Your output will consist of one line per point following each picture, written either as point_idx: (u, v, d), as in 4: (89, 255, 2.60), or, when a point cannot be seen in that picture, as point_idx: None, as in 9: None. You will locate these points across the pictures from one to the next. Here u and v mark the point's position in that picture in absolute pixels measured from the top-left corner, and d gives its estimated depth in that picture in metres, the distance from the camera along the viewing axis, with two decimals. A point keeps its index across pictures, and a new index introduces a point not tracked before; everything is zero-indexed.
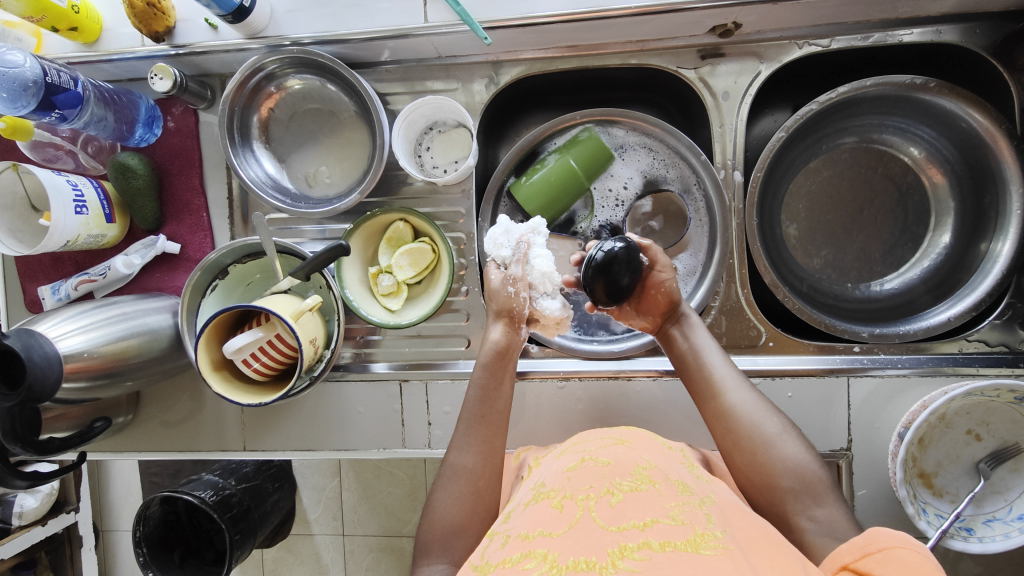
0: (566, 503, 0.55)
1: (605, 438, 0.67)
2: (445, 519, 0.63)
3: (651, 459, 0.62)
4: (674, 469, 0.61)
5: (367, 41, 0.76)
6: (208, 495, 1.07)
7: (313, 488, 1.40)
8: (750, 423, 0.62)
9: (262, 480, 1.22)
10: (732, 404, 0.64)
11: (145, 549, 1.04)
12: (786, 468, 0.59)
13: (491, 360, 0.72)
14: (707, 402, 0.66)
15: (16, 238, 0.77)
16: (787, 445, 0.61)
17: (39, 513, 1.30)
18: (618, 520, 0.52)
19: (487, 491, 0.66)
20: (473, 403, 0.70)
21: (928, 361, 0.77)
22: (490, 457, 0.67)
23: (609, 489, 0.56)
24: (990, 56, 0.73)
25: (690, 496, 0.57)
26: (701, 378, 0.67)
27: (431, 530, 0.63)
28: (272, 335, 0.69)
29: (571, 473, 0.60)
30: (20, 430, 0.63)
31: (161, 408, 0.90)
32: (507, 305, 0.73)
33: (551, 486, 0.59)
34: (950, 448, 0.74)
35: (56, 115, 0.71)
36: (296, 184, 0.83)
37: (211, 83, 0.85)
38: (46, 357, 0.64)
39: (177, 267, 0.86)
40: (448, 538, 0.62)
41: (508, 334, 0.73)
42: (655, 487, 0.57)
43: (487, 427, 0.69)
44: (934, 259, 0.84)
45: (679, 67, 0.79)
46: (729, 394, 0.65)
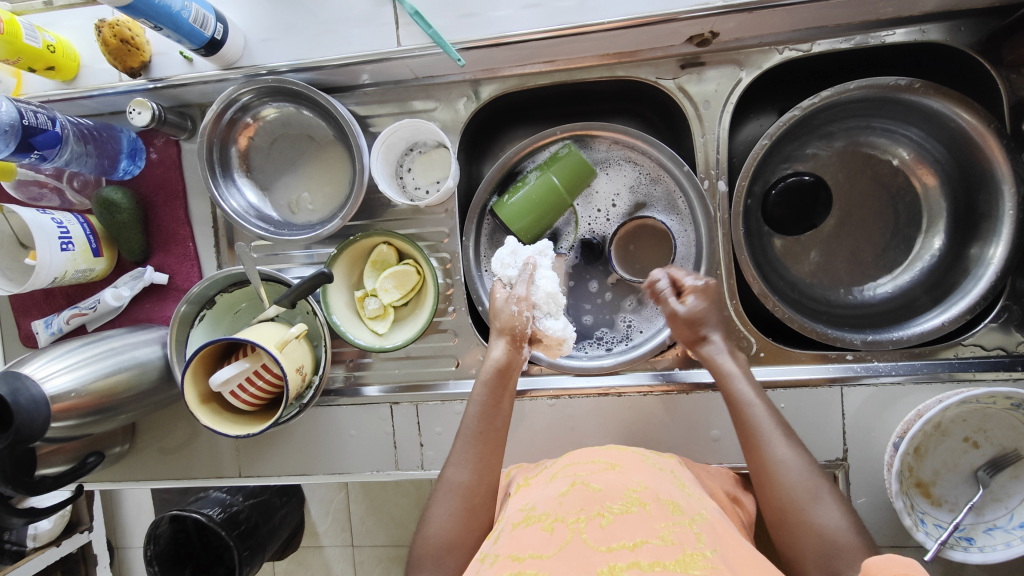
0: (557, 526, 0.55)
1: (596, 462, 0.67)
2: (438, 536, 0.63)
3: (642, 481, 0.62)
4: (665, 489, 0.61)
5: (342, 66, 0.75)
6: (215, 513, 1.09)
7: (321, 500, 1.41)
8: (794, 481, 0.58)
9: (270, 496, 1.23)
10: (778, 457, 0.60)
11: (156, 567, 1.06)
12: (825, 529, 0.56)
13: (491, 378, 0.70)
14: (753, 453, 0.62)
15: (5, 276, 0.78)
16: (830, 506, 0.57)
17: (53, 534, 1.32)
18: (608, 540, 0.52)
19: (482, 508, 0.65)
20: (471, 420, 0.69)
21: (923, 368, 0.76)
22: (486, 475, 0.67)
23: (599, 512, 0.56)
24: (976, 54, 0.72)
25: (680, 516, 0.56)
26: (743, 430, 0.64)
27: (425, 545, 0.63)
28: (257, 366, 0.70)
29: (562, 497, 0.59)
30: (12, 472, 0.64)
31: (158, 436, 0.91)
32: (513, 326, 0.72)
33: (541, 510, 0.58)
34: (948, 457, 0.72)
35: (35, 156, 0.71)
36: (278, 211, 0.83)
37: (192, 112, 0.85)
38: (34, 400, 0.65)
39: (166, 298, 0.87)
40: (441, 555, 0.62)
41: (509, 353, 0.72)
42: (645, 508, 0.56)
43: (484, 444, 0.68)
44: (926, 262, 0.82)
45: (658, 78, 0.78)
46: (769, 447, 0.61)
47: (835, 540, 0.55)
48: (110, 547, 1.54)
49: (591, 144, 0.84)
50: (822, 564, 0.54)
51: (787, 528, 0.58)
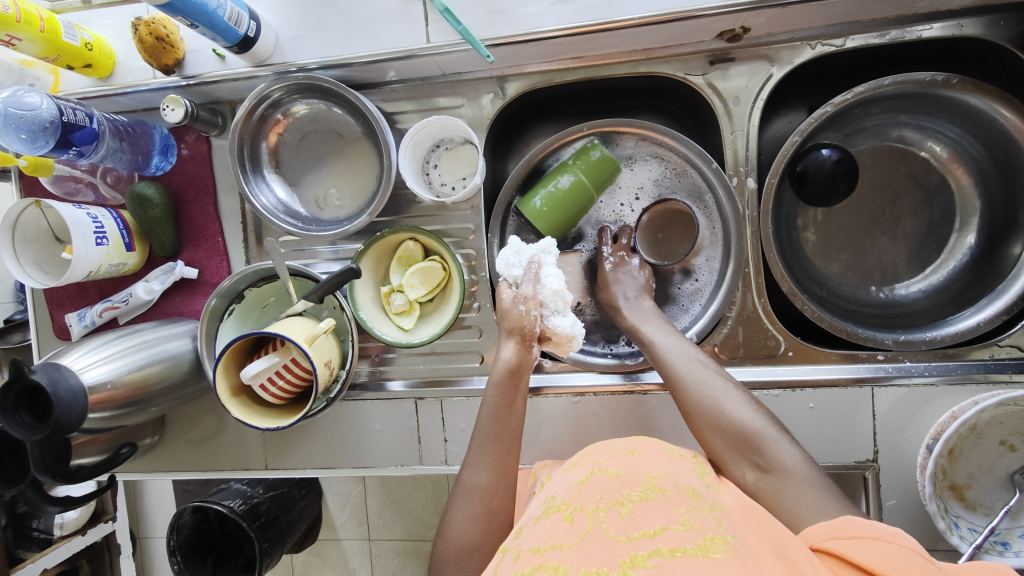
0: (577, 515, 0.54)
1: (614, 449, 0.66)
2: (459, 539, 0.62)
3: (660, 468, 0.61)
4: (684, 476, 0.60)
5: (371, 63, 0.76)
6: (236, 504, 1.10)
7: (338, 493, 1.42)
8: (708, 393, 0.65)
9: (290, 488, 1.25)
10: (690, 374, 0.67)
11: (179, 557, 1.08)
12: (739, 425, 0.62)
13: (503, 379, 0.71)
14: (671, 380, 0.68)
15: (42, 270, 0.80)
16: (739, 406, 0.63)
17: (79, 523, 1.34)
18: (628, 530, 0.51)
19: (501, 510, 0.65)
20: (486, 422, 0.69)
21: (957, 369, 0.74)
22: (503, 476, 0.66)
23: (618, 500, 0.54)
24: (1015, 49, 0.70)
25: (699, 502, 0.55)
26: (660, 364, 0.70)
27: (445, 550, 0.61)
28: (287, 360, 0.71)
29: (581, 486, 0.59)
30: (50, 461, 0.65)
31: (186, 428, 0.93)
32: (519, 325, 0.73)
33: (562, 499, 0.58)
34: (982, 460, 0.70)
35: (73, 153, 0.73)
36: (306, 207, 0.84)
37: (222, 109, 0.87)
38: (72, 391, 0.66)
39: (196, 292, 0.88)
40: (462, 559, 0.60)
41: (519, 353, 0.72)
42: (665, 494, 0.55)
43: (500, 445, 0.68)
44: (961, 261, 0.80)
45: (687, 73, 0.78)
46: (696, 390, 0.65)
47: (747, 431, 0.61)
48: (133, 537, 1.56)
49: (617, 140, 0.84)
50: (739, 457, 0.60)
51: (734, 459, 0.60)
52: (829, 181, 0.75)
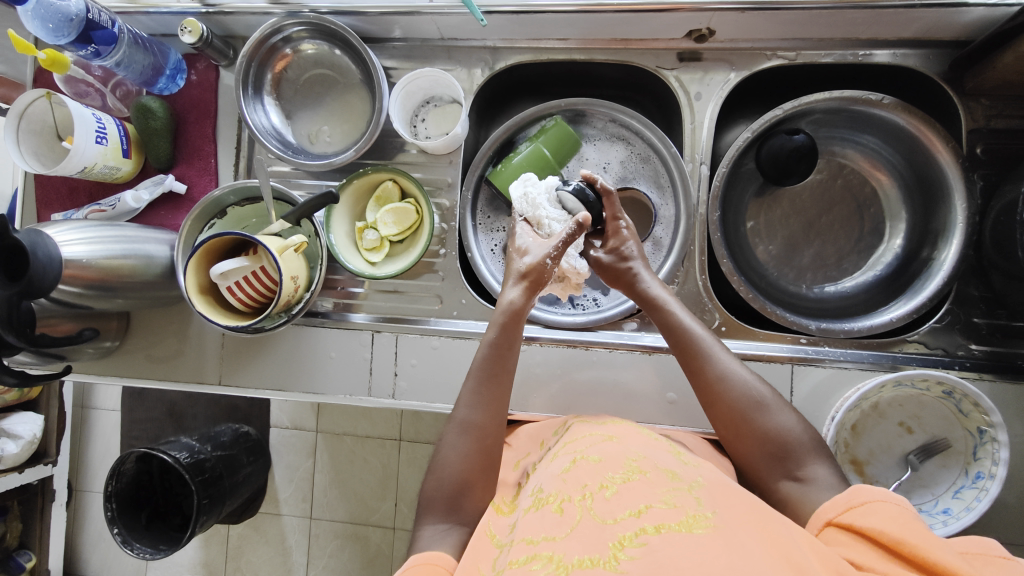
0: (566, 506, 0.56)
1: (593, 436, 0.68)
2: (453, 475, 0.67)
3: (639, 451, 0.63)
4: (661, 458, 0.62)
5: (378, 15, 0.84)
6: (183, 457, 1.10)
7: (287, 467, 1.42)
8: (741, 392, 0.66)
9: (238, 452, 1.27)
10: (722, 370, 0.68)
11: (113, 504, 1.06)
12: (773, 428, 0.64)
13: (504, 320, 0.73)
14: (698, 371, 0.69)
15: (39, 161, 0.85)
16: (774, 411, 0.65)
17: (18, 459, 1.32)
18: (615, 512, 0.53)
19: (493, 449, 0.70)
20: (481, 359, 0.73)
21: (870, 358, 0.81)
22: (497, 416, 0.71)
23: (602, 484, 0.57)
24: (942, 81, 0.80)
25: (679, 482, 0.57)
26: (688, 352, 0.70)
27: (437, 487, 0.67)
28: (256, 267, 0.76)
29: (566, 474, 0.61)
30: (16, 319, 0.69)
31: (148, 341, 0.95)
32: (537, 274, 0.74)
33: (548, 490, 0.60)
34: (882, 438, 0.77)
35: (91, 50, 0.79)
36: (298, 139, 0.91)
37: (234, 44, 0.94)
38: (49, 257, 0.71)
39: (181, 207, 0.93)
40: (454, 499, 0.66)
41: (524, 298, 0.74)
42: (645, 476, 0.57)
43: (497, 386, 0.72)
44: (883, 266, 0.89)
45: (658, 66, 0.86)
46: (716, 364, 0.68)
47: (785, 439, 0.63)
48: (69, 488, 1.54)
49: (587, 118, 0.92)
50: (775, 465, 0.63)
51: (742, 432, 0.65)
52: (788, 160, 0.82)
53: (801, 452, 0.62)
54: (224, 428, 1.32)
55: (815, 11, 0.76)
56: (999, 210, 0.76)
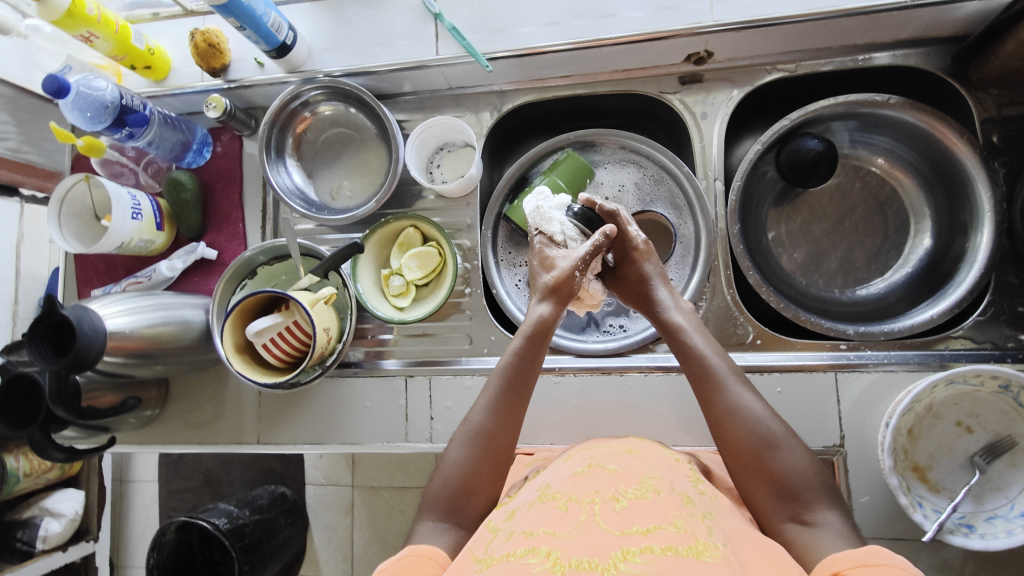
0: (571, 505, 0.58)
1: (613, 448, 0.72)
2: (457, 478, 0.67)
3: (657, 470, 0.66)
4: (679, 482, 0.64)
5: (389, 72, 0.88)
6: (222, 523, 1.10)
7: (325, 527, 1.40)
8: (751, 428, 0.63)
9: (276, 514, 1.26)
10: (734, 403, 0.65)
11: None
12: (782, 468, 0.61)
13: (531, 333, 0.73)
14: (712, 401, 0.66)
15: (79, 240, 0.89)
16: (785, 450, 0.62)
17: (61, 538, 1.28)
18: (622, 525, 0.54)
19: (504, 456, 0.70)
20: (505, 372, 0.72)
21: (915, 358, 0.78)
22: (507, 421, 0.70)
23: (614, 496, 0.59)
24: (946, 76, 0.81)
25: (692, 509, 0.58)
26: (700, 380, 0.68)
27: (442, 487, 0.67)
28: (290, 322, 0.77)
29: (578, 477, 0.64)
30: (64, 393, 0.71)
31: (187, 407, 0.97)
32: (564, 286, 0.75)
33: (557, 488, 0.63)
34: (942, 440, 0.73)
35: (126, 132, 0.84)
36: (320, 196, 0.94)
37: (256, 114, 0.99)
38: (95, 331, 0.72)
39: (213, 272, 0.96)
40: (456, 502, 0.66)
41: (552, 312, 0.74)
42: (659, 496, 0.59)
43: (515, 396, 0.71)
44: (916, 262, 0.87)
45: (661, 92, 0.89)
46: (731, 394, 0.65)
47: (793, 482, 0.60)
48: (110, 565, 1.53)
49: (597, 146, 0.94)
50: (779, 508, 0.59)
51: (748, 469, 0.62)
52: (811, 166, 0.83)
53: (809, 496, 0.59)
54: (262, 491, 1.32)
55: (809, 23, 0.77)
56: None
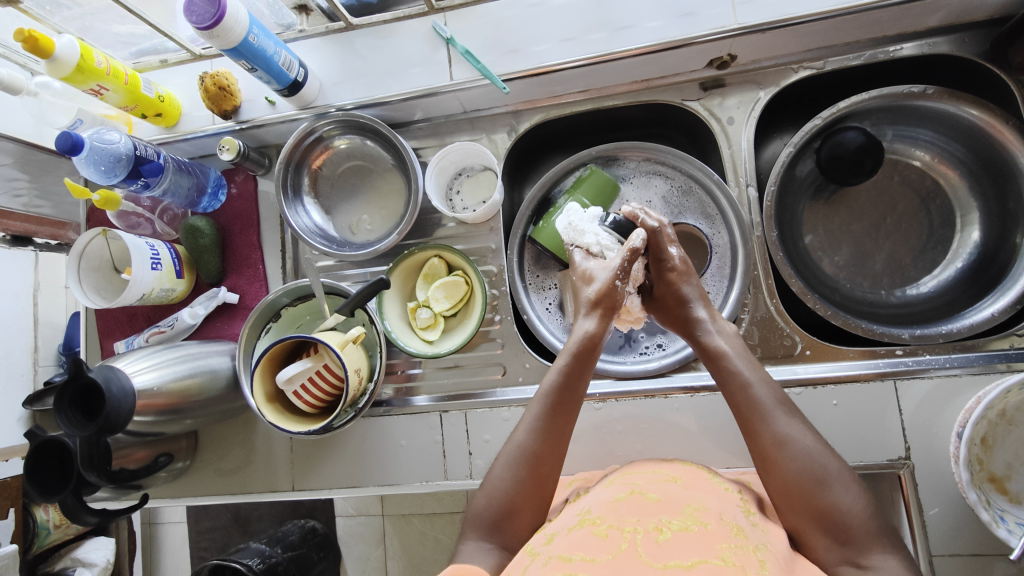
0: (611, 531, 0.56)
1: (656, 474, 0.67)
2: (500, 498, 0.65)
3: (703, 500, 0.61)
4: (728, 511, 0.59)
5: (402, 101, 0.86)
6: (255, 563, 1.07)
7: (357, 558, 1.29)
8: (801, 463, 0.60)
9: (308, 549, 1.20)
10: (782, 435, 0.61)
11: None
12: (835, 507, 0.58)
13: (577, 349, 0.69)
14: (757, 431, 0.63)
15: (100, 294, 0.87)
16: (839, 488, 0.59)
17: None
18: (664, 558, 0.52)
19: (549, 477, 0.67)
20: (549, 393, 0.68)
21: (978, 360, 0.74)
22: (553, 444, 0.67)
23: (656, 526, 0.56)
24: (985, 62, 0.77)
25: (742, 540, 0.54)
26: (743, 410, 0.64)
27: (485, 508, 0.66)
28: (320, 366, 0.74)
29: (617, 504, 0.61)
30: (96, 459, 0.69)
31: (217, 456, 0.94)
32: (607, 299, 0.70)
33: (595, 514, 0.60)
34: (1019, 448, 0.69)
35: (141, 183, 0.83)
36: (340, 232, 0.92)
37: (269, 152, 0.97)
38: (123, 391, 0.71)
39: (236, 316, 0.94)
40: (500, 520, 0.65)
41: (597, 329, 0.70)
42: (706, 528, 0.55)
43: (561, 417, 0.67)
44: (966, 258, 0.83)
45: (684, 99, 0.86)
46: (779, 425, 0.62)
47: (846, 521, 0.57)
48: None
49: (620, 160, 0.91)
50: (831, 551, 0.57)
51: (797, 506, 0.59)
52: (855, 157, 0.79)
53: (861, 537, 0.57)
54: (291, 527, 1.25)
55: (838, 18, 0.74)
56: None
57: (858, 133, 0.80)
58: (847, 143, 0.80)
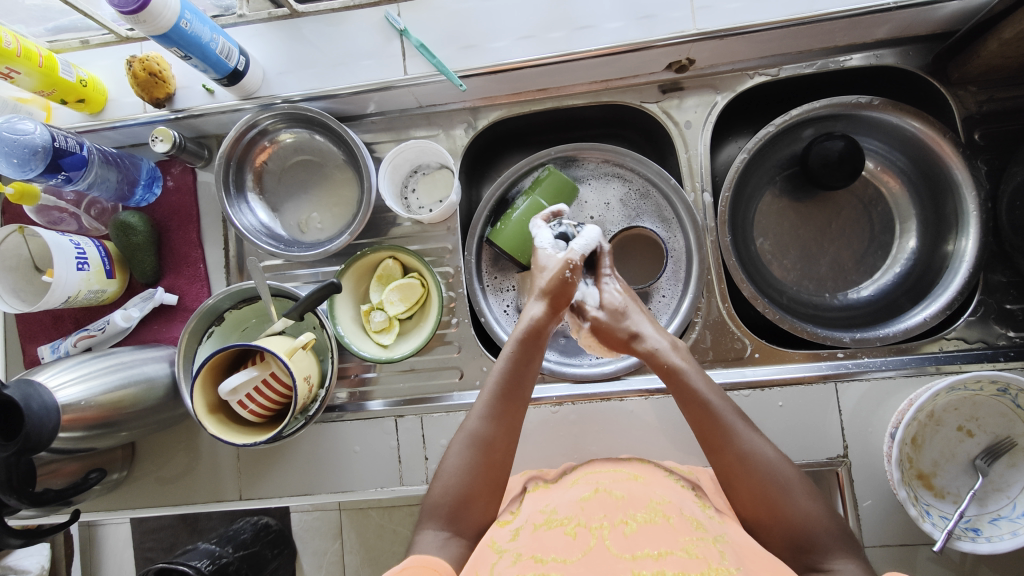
0: (579, 531, 0.57)
1: (617, 472, 0.67)
2: (456, 487, 0.63)
3: (664, 494, 0.62)
4: (687, 504, 0.61)
5: (353, 95, 0.82)
6: (204, 564, 1.01)
7: (313, 553, 1.23)
8: (767, 473, 0.61)
9: (261, 547, 1.13)
10: (748, 448, 0.62)
11: None
12: (798, 514, 0.59)
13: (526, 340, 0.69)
14: (720, 447, 0.63)
15: (18, 297, 0.80)
16: (800, 493, 0.60)
17: None
18: (632, 548, 0.54)
19: (498, 465, 0.65)
20: (500, 380, 0.68)
21: (911, 362, 0.78)
22: (505, 431, 0.66)
23: (622, 520, 0.57)
24: (926, 74, 0.80)
25: (703, 533, 0.56)
26: (704, 424, 0.64)
27: (441, 496, 0.64)
28: (267, 374, 0.71)
29: (584, 503, 0.61)
30: (16, 481, 0.64)
31: (157, 464, 0.89)
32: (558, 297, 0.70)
33: (563, 513, 0.60)
34: (944, 447, 0.74)
35: (62, 178, 0.76)
36: (288, 231, 0.87)
37: (208, 143, 0.91)
38: (45, 407, 0.66)
39: (174, 318, 0.88)
40: (457, 510, 0.63)
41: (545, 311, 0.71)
42: (669, 521, 0.57)
43: (510, 403, 0.67)
44: (904, 264, 0.87)
45: (642, 101, 0.85)
46: (741, 440, 0.62)
47: (807, 526, 0.59)
48: None
49: (579, 161, 0.90)
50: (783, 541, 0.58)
51: (766, 518, 0.60)
52: (836, 163, 0.81)
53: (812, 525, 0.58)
54: (243, 524, 1.19)
55: (790, 28, 0.75)
56: (1011, 193, 0.76)
57: (840, 138, 0.82)
58: (828, 149, 0.82)
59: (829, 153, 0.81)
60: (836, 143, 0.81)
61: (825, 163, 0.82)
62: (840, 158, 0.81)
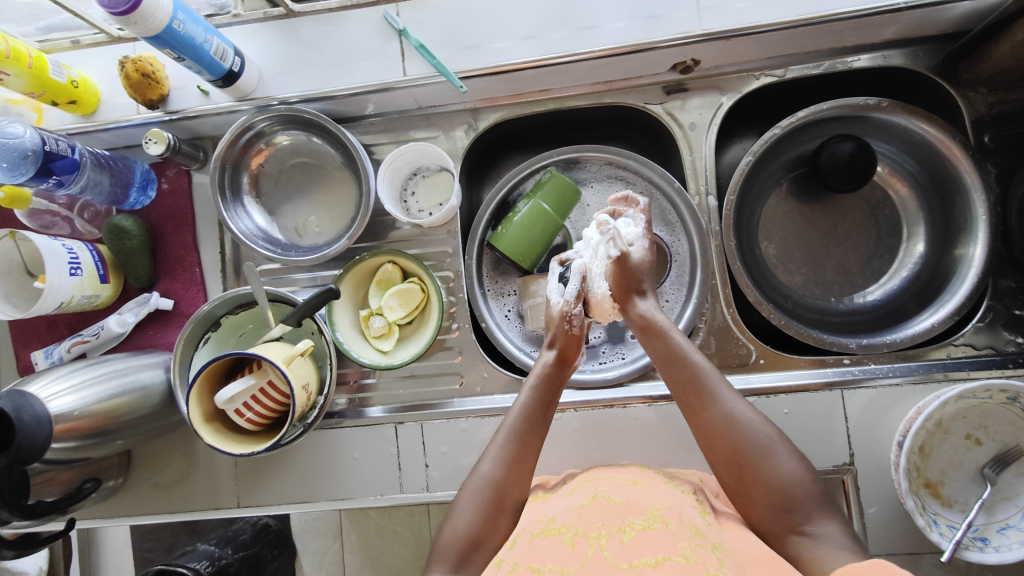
0: (577, 539, 0.55)
1: (617, 478, 0.66)
2: (466, 529, 0.61)
3: (664, 500, 0.61)
4: (687, 512, 0.59)
5: (351, 96, 0.80)
6: (202, 566, 1.00)
7: (313, 553, 1.22)
8: (751, 436, 0.59)
9: (260, 549, 1.12)
10: (730, 410, 0.60)
11: None
12: (782, 480, 0.57)
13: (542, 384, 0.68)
14: (700, 409, 0.61)
15: (10, 303, 0.78)
16: (783, 455, 0.58)
17: None
18: (630, 557, 0.52)
19: (508, 504, 0.63)
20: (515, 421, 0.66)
21: (919, 369, 0.77)
22: (517, 471, 0.64)
23: (620, 527, 0.56)
24: (936, 76, 0.79)
25: (702, 539, 0.54)
26: (683, 384, 0.63)
27: (451, 537, 0.61)
28: (264, 382, 0.69)
29: (582, 510, 0.59)
30: (8, 495, 0.62)
31: (154, 470, 0.88)
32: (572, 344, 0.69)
33: (561, 522, 0.59)
34: (952, 455, 0.73)
35: (53, 182, 0.74)
36: (285, 234, 0.86)
37: (204, 145, 0.89)
38: (37, 418, 0.64)
39: (170, 323, 0.87)
40: (467, 552, 0.60)
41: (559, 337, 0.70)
42: (667, 526, 0.55)
43: (524, 445, 0.65)
44: (910, 269, 0.86)
45: (646, 103, 0.84)
46: (723, 401, 0.61)
47: (791, 490, 0.57)
48: None
49: (581, 164, 0.89)
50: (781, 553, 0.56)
51: (744, 486, 0.58)
52: (845, 166, 0.81)
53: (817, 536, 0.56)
54: (242, 525, 1.18)
55: (798, 29, 0.74)
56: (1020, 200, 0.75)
57: (848, 141, 0.81)
58: (838, 150, 0.81)
59: (838, 156, 0.81)
60: (846, 145, 0.81)
61: (836, 164, 0.81)
62: (850, 161, 0.81)
